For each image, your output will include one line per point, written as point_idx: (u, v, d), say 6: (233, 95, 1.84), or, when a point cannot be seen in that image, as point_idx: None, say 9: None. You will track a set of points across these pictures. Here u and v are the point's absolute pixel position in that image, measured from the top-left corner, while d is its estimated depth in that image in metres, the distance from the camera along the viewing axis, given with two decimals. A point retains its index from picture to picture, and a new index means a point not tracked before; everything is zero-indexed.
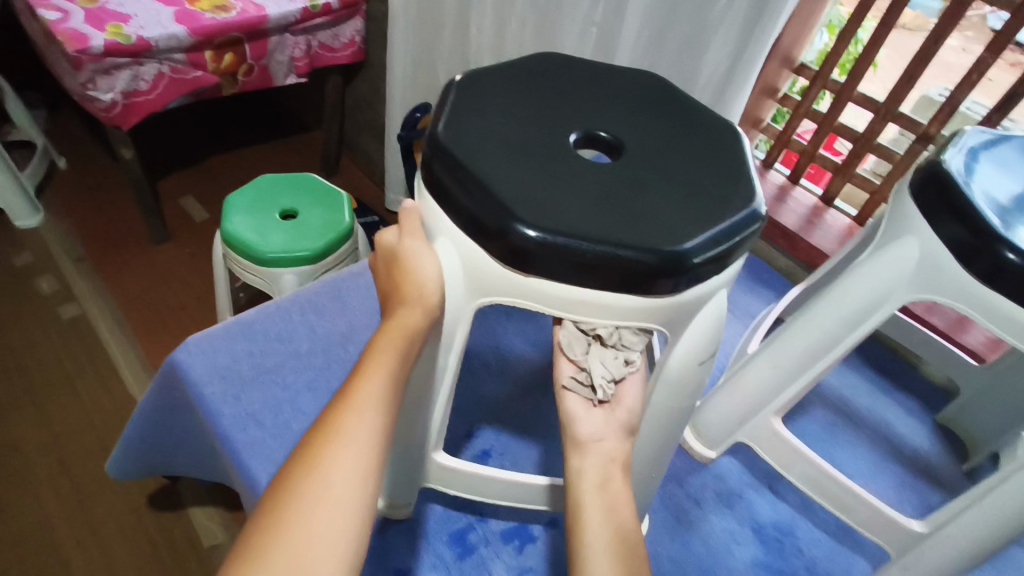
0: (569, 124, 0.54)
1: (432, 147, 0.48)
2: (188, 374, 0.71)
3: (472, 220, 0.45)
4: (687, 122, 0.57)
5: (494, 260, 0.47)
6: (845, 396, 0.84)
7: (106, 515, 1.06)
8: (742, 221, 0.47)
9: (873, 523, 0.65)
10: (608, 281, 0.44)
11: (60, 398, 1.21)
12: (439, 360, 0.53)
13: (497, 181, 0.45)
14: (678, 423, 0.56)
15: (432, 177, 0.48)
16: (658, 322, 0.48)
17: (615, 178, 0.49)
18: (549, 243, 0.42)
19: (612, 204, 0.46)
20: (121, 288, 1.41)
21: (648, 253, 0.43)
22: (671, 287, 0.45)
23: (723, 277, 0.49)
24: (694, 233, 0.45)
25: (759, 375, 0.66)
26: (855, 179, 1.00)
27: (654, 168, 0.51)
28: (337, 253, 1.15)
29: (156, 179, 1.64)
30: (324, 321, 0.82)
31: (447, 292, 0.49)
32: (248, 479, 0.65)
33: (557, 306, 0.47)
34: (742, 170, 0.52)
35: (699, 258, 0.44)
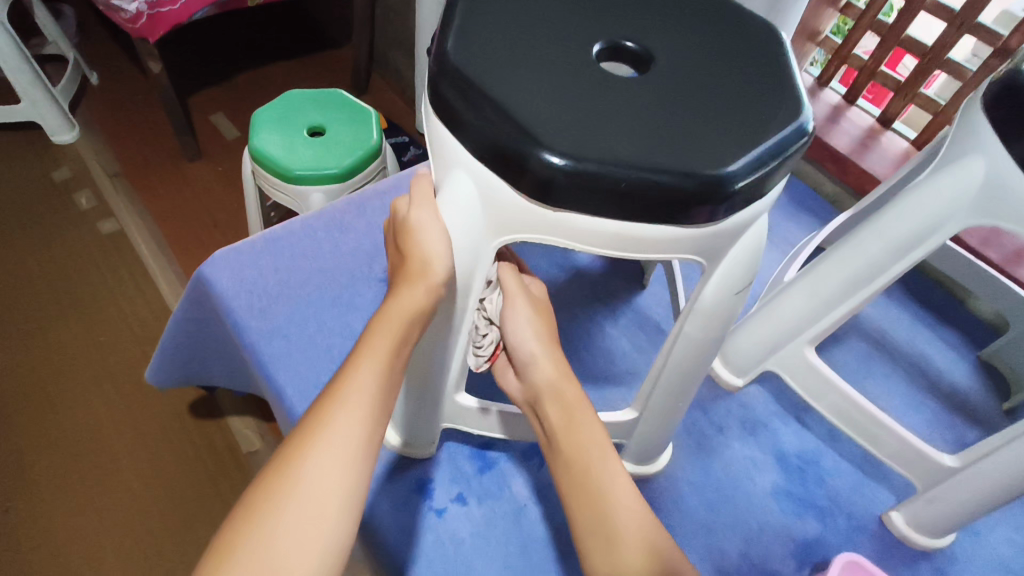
0: (592, 35, 0.48)
1: (439, 65, 0.43)
2: (216, 287, 0.72)
3: (488, 145, 0.40)
4: (722, 30, 0.51)
5: (514, 194, 0.41)
6: (884, 328, 0.81)
7: (151, 420, 1.12)
8: (787, 138, 0.42)
9: (902, 456, 0.64)
10: (644, 211, 0.40)
11: (103, 309, 1.26)
12: (460, 302, 0.48)
13: (515, 104, 0.40)
14: (708, 359, 0.52)
15: (442, 102, 0.42)
16: (695, 253, 0.44)
17: (648, 94, 0.44)
18: (580, 171, 0.38)
19: (646, 122, 0.41)
20: (155, 205, 1.43)
21: (689, 177, 0.38)
22: (709, 214, 0.41)
23: (765, 200, 0.43)
24: (736, 152, 0.40)
25: (793, 304, 0.63)
26: (918, 99, 0.91)
27: (690, 82, 0.45)
28: (366, 171, 1.13)
29: (187, 96, 1.63)
30: (349, 239, 0.81)
31: (466, 230, 0.44)
32: (276, 388, 0.67)
33: (585, 242, 0.43)
34: (785, 83, 0.47)
35: (742, 181, 0.40)
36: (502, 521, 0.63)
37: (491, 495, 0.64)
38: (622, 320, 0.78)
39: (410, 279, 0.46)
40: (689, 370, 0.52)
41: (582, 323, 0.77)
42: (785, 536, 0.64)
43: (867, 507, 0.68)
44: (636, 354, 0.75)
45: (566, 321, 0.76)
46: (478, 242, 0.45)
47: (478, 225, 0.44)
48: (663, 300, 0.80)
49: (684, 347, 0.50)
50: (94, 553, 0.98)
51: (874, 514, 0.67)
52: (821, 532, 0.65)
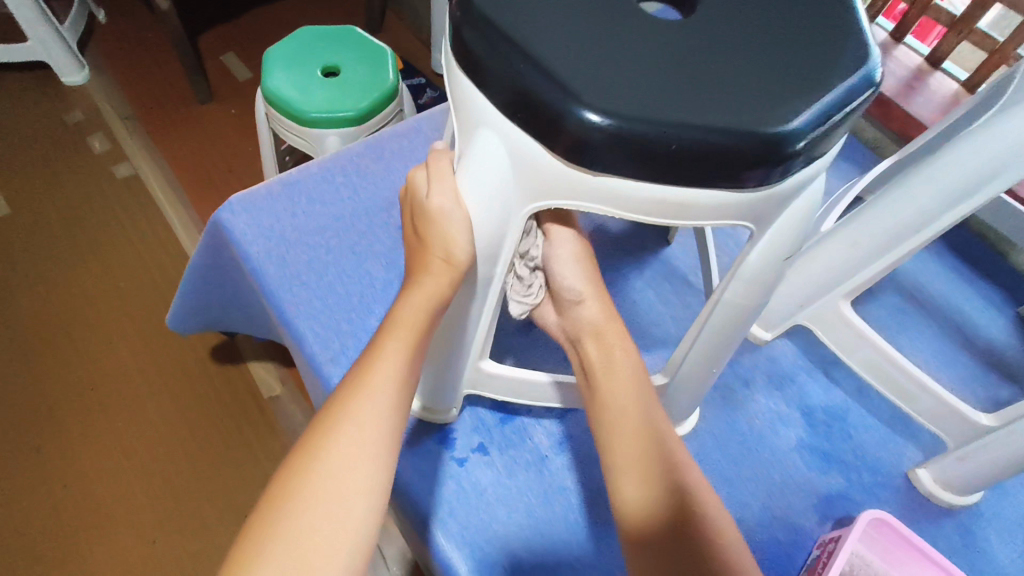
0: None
1: (462, 10, 0.37)
2: (233, 233, 0.71)
3: (518, 99, 0.34)
4: None
5: (550, 155, 0.35)
6: (920, 281, 0.78)
7: (174, 363, 1.14)
8: (855, 85, 0.36)
9: (935, 413, 0.62)
10: (697, 176, 0.34)
11: (121, 254, 1.26)
12: (487, 274, 0.43)
13: (546, 53, 0.34)
14: (748, 322, 0.48)
15: (463, 50, 0.36)
16: (747, 220, 0.39)
17: (693, 36, 0.36)
18: (624, 133, 0.32)
19: (694, 70, 0.35)
20: (169, 148, 1.40)
21: (747, 137, 0.33)
22: (767, 178, 0.35)
23: (822, 158, 0.38)
24: (800, 105, 0.34)
25: (832, 256, 0.60)
26: (974, 37, 0.84)
27: (744, 18, 0.38)
28: (383, 114, 1.09)
29: (196, 34, 1.57)
30: (367, 184, 0.78)
31: (492, 197, 0.38)
32: (295, 335, 0.67)
33: (627, 209, 0.37)
34: (846, 19, 0.39)
35: (805, 140, 0.34)
36: (523, 469, 0.63)
37: (512, 445, 0.64)
38: (647, 270, 0.76)
39: (433, 266, 0.42)
40: (727, 333, 0.48)
41: (605, 273, 0.75)
42: (809, 490, 0.64)
43: (894, 463, 0.66)
44: (660, 305, 0.73)
45: None
46: (507, 211, 0.39)
47: (506, 191, 0.38)
48: (689, 250, 0.77)
49: (725, 312, 0.46)
50: (124, 491, 1.01)
51: (901, 470, 0.66)
52: (845, 487, 0.64)
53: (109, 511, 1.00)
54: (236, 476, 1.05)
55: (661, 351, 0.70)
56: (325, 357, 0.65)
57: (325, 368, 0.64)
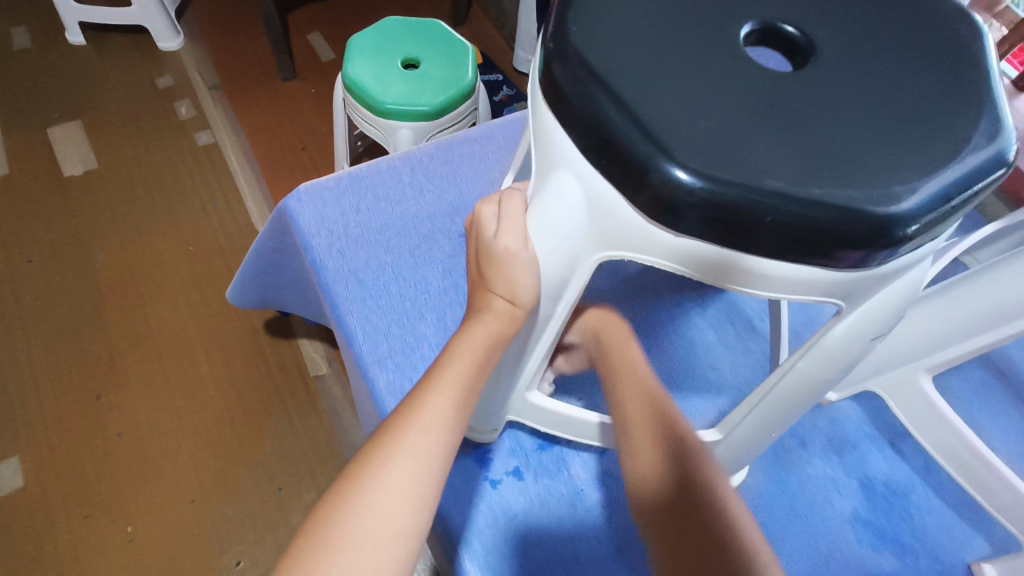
0: (740, 10, 0.37)
1: (556, 43, 0.35)
2: (298, 222, 0.72)
3: (603, 144, 0.32)
4: (904, 7, 0.39)
5: (632, 210, 0.33)
6: (1012, 357, 0.70)
7: (229, 332, 1.18)
8: (984, 166, 0.32)
9: (1010, 509, 0.56)
10: (788, 250, 0.31)
11: (194, 218, 1.30)
12: (548, 312, 0.41)
13: (640, 98, 0.32)
14: (818, 395, 0.45)
15: (553, 86, 0.35)
16: (838, 297, 0.35)
17: (803, 94, 0.33)
18: (715, 197, 0.30)
19: (802, 132, 0.32)
20: (249, 122, 1.44)
21: (852, 216, 0.30)
22: (867, 260, 0.32)
23: (934, 241, 0.34)
24: (918, 185, 0.31)
25: (919, 327, 0.55)
26: None
27: (863, 78, 0.35)
28: (457, 111, 1.09)
29: (287, 11, 1.61)
30: (433, 186, 0.78)
31: (564, 241, 0.36)
32: (346, 333, 0.66)
33: (710, 274, 0.34)
34: (983, 90, 0.35)
35: (918, 223, 0.31)
36: (555, 500, 0.61)
37: (548, 474, 0.62)
38: (710, 308, 0.72)
39: (495, 305, 0.42)
40: (792, 404, 0.45)
41: (665, 306, 0.72)
42: (857, 568, 0.59)
43: (956, 551, 0.61)
44: (720, 347, 0.70)
45: (650, 303, 0.72)
46: (576, 255, 0.37)
47: (579, 238, 0.36)
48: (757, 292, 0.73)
49: (795, 383, 0.43)
50: (172, 448, 1.05)
51: (963, 561, 0.61)
52: (898, 570, 0.59)
53: (153, 466, 1.04)
54: (275, 449, 1.07)
55: (715, 397, 0.66)
56: (373, 359, 0.65)
57: (371, 369, 0.64)
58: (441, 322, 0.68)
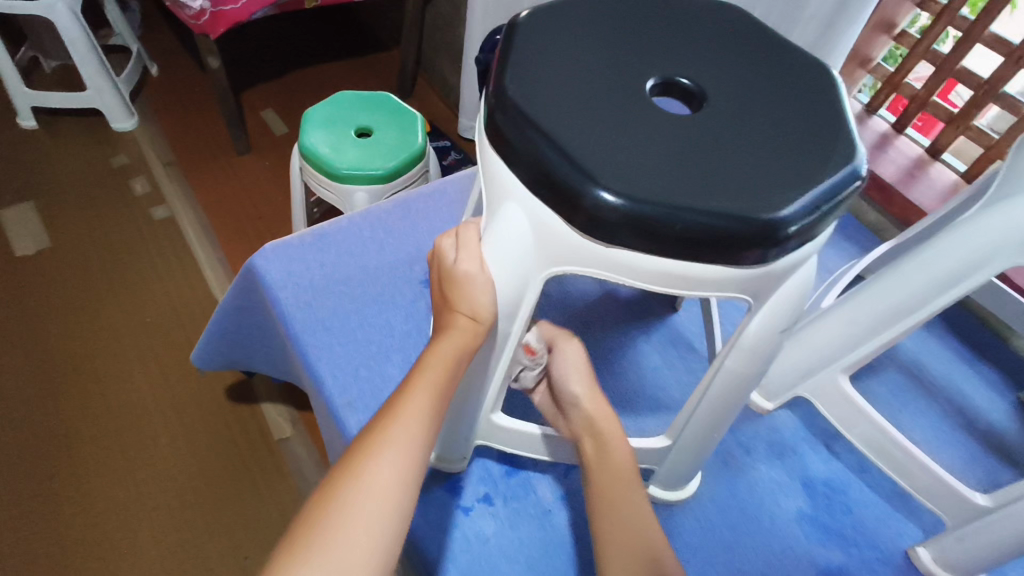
0: (645, 68, 0.45)
1: (497, 98, 0.42)
2: (265, 277, 0.75)
3: (541, 177, 0.39)
4: (775, 62, 0.48)
5: (569, 228, 0.40)
6: (920, 360, 0.79)
7: (190, 401, 1.17)
8: (844, 180, 0.40)
9: (932, 491, 0.63)
10: (699, 252, 0.38)
11: (151, 290, 1.31)
12: (505, 330, 0.47)
13: (569, 139, 0.39)
14: (746, 391, 0.51)
15: (497, 134, 0.41)
16: (746, 293, 0.42)
17: (700, 132, 0.41)
18: (635, 213, 0.37)
19: (699, 161, 0.39)
20: (206, 195, 1.48)
21: (745, 221, 0.37)
22: (760, 259, 0.39)
23: (814, 243, 0.42)
24: (793, 197, 0.38)
25: (832, 331, 0.63)
26: (971, 132, 0.88)
27: (746, 118, 0.43)
28: (409, 173, 1.16)
29: (240, 90, 1.69)
30: (392, 239, 0.83)
31: (517, 258, 0.42)
32: (316, 379, 0.70)
33: (638, 277, 0.41)
34: (839, 123, 0.44)
35: (796, 225, 0.38)
36: (526, 522, 0.64)
37: (517, 498, 0.66)
38: (654, 335, 0.79)
39: (459, 322, 0.46)
40: (725, 400, 0.51)
41: (613, 335, 0.78)
42: (807, 561, 0.64)
43: (894, 540, 0.67)
44: (666, 369, 0.76)
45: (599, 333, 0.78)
46: (525, 274, 0.43)
47: (528, 258, 0.42)
48: (694, 318, 0.81)
49: (724, 380, 0.49)
50: (131, 524, 1.02)
51: (901, 548, 0.66)
52: (845, 561, 0.64)
53: (111, 544, 1.00)
54: (241, 515, 1.05)
55: (666, 415, 0.72)
56: (343, 401, 0.68)
57: (341, 411, 0.67)
58: (406, 363, 0.73)
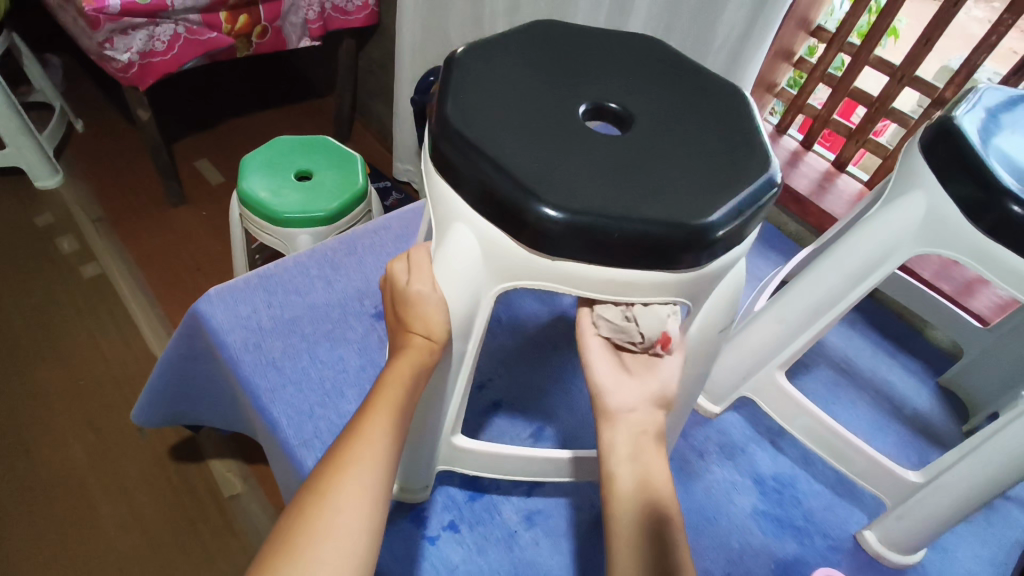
0: (576, 95, 0.48)
1: (439, 127, 0.44)
2: (210, 321, 0.74)
3: (487, 197, 0.41)
4: (693, 85, 0.53)
5: (515, 243, 0.42)
6: (848, 355, 0.85)
7: (130, 465, 1.11)
8: (761, 186, 0.44)
9: (870, 474, 0.67)
10: (636, 258, 0.41)
11: (84, 351, 1.25)
12: (462, 348, 0.48)
13: (511, 160, 0.41)
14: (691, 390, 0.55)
15: (442, 159, 0.44)
16: (684, 295, 0.46)
17: (630, 149, 0.45)
18: (575, 224, 0.39)
19: (630, 175, 0.43)
20: (139, 249, 1.44)
21: (676, 227, 0.40)
22: (693, 261, 0.42)
23: (741, 245, 0.46)
24: (717, 203, 0.42)
25: (766, 330, 0.67)
26: (869, 145, 0.97)
27: (670, 136, 0.47)
28: (352, 213, 1.17)
29: (172, 141, 1.66)
30: (340, 276, 0.83)
31: (467, 276, 0.44)
32: (270, 421, 0.68)
33: (583, 286, 0.43)
34: (754, 136, 0.48)
35: (723, 229, 0.41)
36: (494, 545, 0.64)
37: (482, 522, 0.66)
38: None
39: (414, 342, 0.47)
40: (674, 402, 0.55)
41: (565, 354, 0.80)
42: (766, 556, 0.66)
43: (842, 527, 0.71)
44: None
45: (551, 354, 0.80)
46: (478, 291, 0.45)
47: (477, 275, 0.44)
48: None
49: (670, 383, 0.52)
50: None
51: (849, 534, 0.70)
52: (800, 552, 0.68)
53: None
54: None
55: None
56: (299, 441, 0.67)
57: (298, 451, 0.66)
58: (362, 398, 0.72)
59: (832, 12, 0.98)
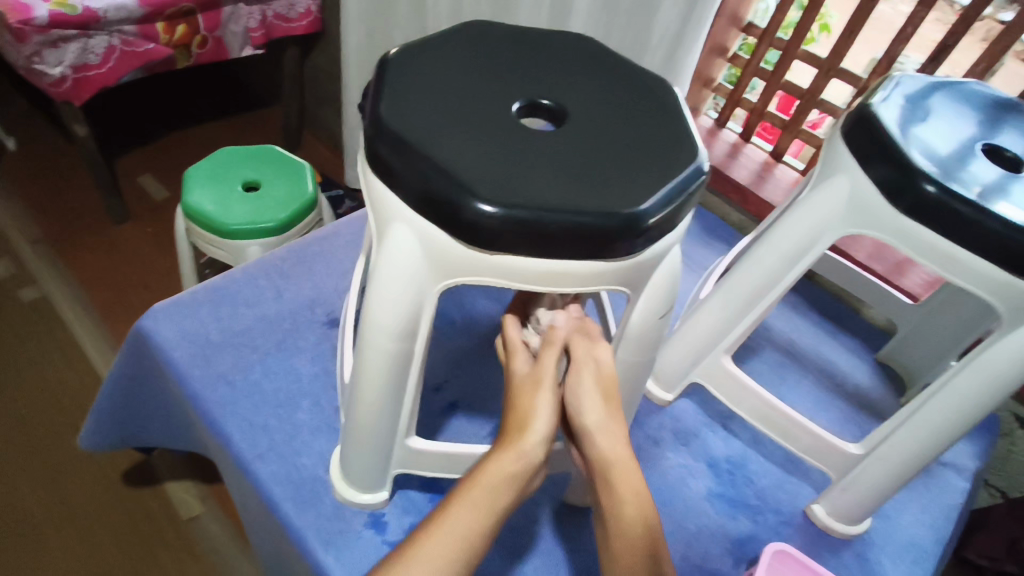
0: (509, 92, 0.49)
1: (374, 128, 0.44)
2: (156, 338, 0.72)
3: (423, 195, 0.42)
4: (624, 80, 0.54)
5: (453, 240, 0.43)
6: (792, 338, 0.88)
7: (80, 493, 1.07)
8: (691, 174, 0.46)
9: (815, 449, 0.70)
10: (573, 249, 0.42)
11: (25, 378, 1.20)
12: (408, 348, 0.48)
13: (446, 158, 0.42)
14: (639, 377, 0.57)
15: (377, 160, 0.44)
16: (622, 283, 0.47)
17: (563, 143, 0.46)
18: (511, 217, 0.40)
19: (564, 168, 0.44)
20: (82, 269, 1.39)
21: (608, 216, 0.41)
22: (628, 249, 0.43)
23: (674, 233, 0.48)
24: (649, 193, 0.43)
25: (711, 316, 0.69)
26: (802, 135, 1.01)
27: (602, 129, 0.48)
28: (303, 223, 1.16)
29: (112, 157, 1.61)
30: (290, 285, 0.82)
31: (410, 275, 0.45)
32: (222, 436, 0.67)
33: (523, 279, 0.44)
34: (683, 128, 0.50)
35: (655, 216, 0.43)
36: None
37: None
38: None
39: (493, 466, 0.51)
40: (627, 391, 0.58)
41: None
42: (722, 536, 0.69)
43: (792, 503, 0.73)
44: None
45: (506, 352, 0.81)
46: (420, 289, 0.45)
47: (419, 273, 0.45)
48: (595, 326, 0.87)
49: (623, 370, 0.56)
50: None
51: (800, 509, 0.73)
52: (753, 529, 0.70)
53: None
54: None
55: None
56: (253, 454, 0.66)
57: (252, 464, 0.65)
58: (317, 407, 0.72)
59: (762, 9, 1.01)
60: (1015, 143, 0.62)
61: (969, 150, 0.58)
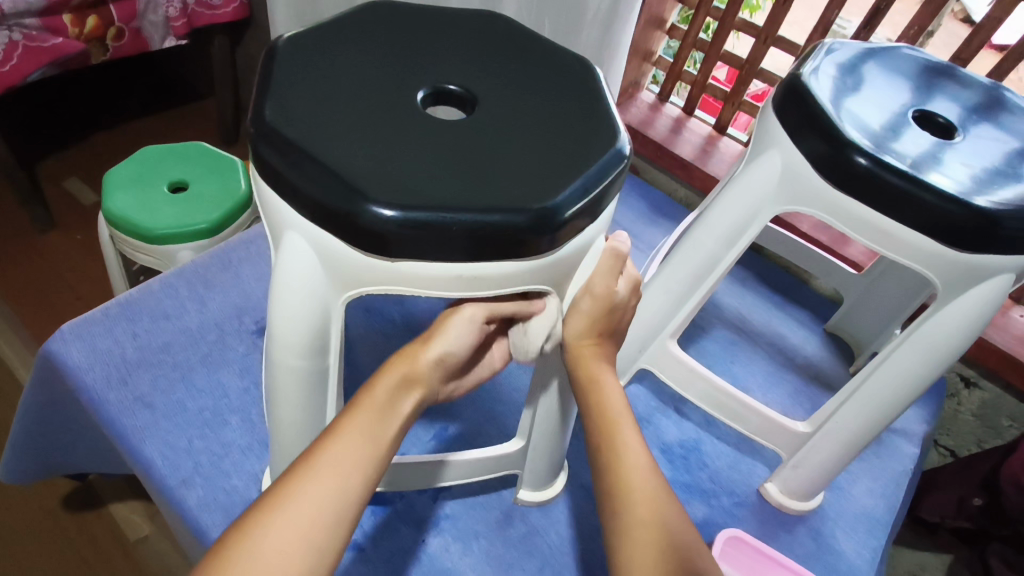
0: (413, 81, 0.45)
1: (256, 128, 0.40)
2: (65, 362, 0.67)
3: (313, 200, 0.38)
4: (540, 60, 0.51)
5: (352, 248, 0.39)
6: (742, 314, 0.87)
7: (17, 523, 1.01)
8: (609, 160, 0.43)
9: (765, 430, 0.69)
10: (484, 250, 0.39)
11: None
12: (321, 365, 0.45)
13: (337, 158, 0.38)
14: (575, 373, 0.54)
15: (263, 164, 0.40)
16: (544, 282, 0.44)
17: (469, 134, 0.42)
18: (409, 221, 0.36)
19: (470, 162, 0.40)
20: (5, 284, 1.30)
21: (518, 213, 0.38)
22: (545, 246, 0.40)
23: (596, 223, 0.45)
24: (562, 184, 0.40)
25: (653, 302, 0.66)
26: (744, 107, 0.99)
27: (515, 115, 0.45)
28: (238, 223, 1.10)
29: (32, 162, 1.51)
30: (215, 294, 0.77)
31: (310, 288, 0.41)
32: (142, 463, 0.62)
33: (435, 285, 0.41)
34: (602, 109, 0.47)
35: (571, 210, 0.40)
36: (401, 556, 0.60)
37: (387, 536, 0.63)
38: None
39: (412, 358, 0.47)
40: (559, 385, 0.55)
41: None
42: None
43: (746, 483, 0.73)
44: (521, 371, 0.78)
45: None
46: (324, 303, 0.42)
47: (319, 285, 0.41)
48: None
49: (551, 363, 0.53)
50: None
51: (754, 488, 0.72)
52: (707, 514, 0.69)
53: None
54: None
55: None
56: (177, 480, 0.62)
57: (177, 491, 0.61)
58: (247, 423, 0.68)
59: None
60: (948, 108, 0.60)
61: (901, 118, 0.57)
